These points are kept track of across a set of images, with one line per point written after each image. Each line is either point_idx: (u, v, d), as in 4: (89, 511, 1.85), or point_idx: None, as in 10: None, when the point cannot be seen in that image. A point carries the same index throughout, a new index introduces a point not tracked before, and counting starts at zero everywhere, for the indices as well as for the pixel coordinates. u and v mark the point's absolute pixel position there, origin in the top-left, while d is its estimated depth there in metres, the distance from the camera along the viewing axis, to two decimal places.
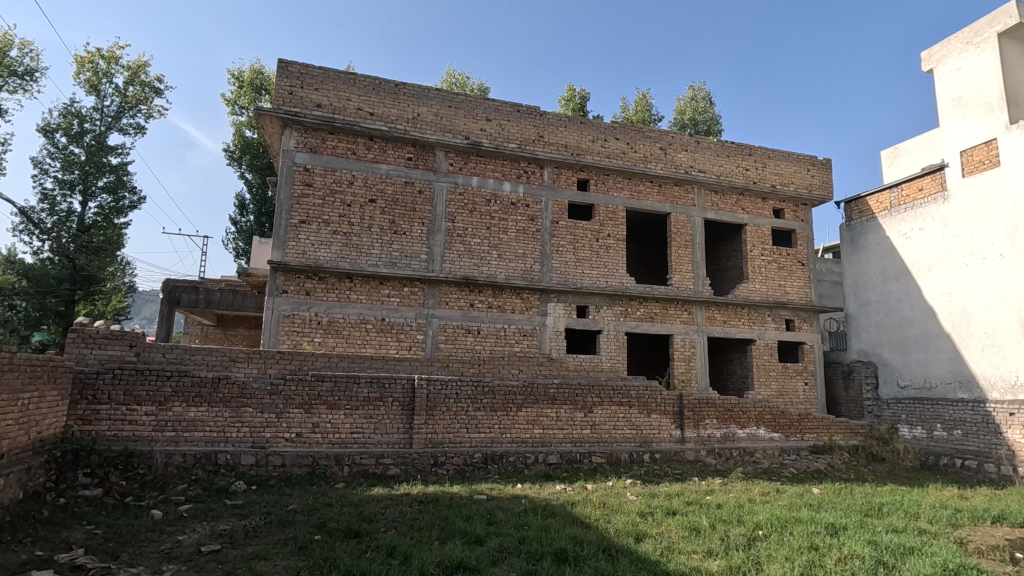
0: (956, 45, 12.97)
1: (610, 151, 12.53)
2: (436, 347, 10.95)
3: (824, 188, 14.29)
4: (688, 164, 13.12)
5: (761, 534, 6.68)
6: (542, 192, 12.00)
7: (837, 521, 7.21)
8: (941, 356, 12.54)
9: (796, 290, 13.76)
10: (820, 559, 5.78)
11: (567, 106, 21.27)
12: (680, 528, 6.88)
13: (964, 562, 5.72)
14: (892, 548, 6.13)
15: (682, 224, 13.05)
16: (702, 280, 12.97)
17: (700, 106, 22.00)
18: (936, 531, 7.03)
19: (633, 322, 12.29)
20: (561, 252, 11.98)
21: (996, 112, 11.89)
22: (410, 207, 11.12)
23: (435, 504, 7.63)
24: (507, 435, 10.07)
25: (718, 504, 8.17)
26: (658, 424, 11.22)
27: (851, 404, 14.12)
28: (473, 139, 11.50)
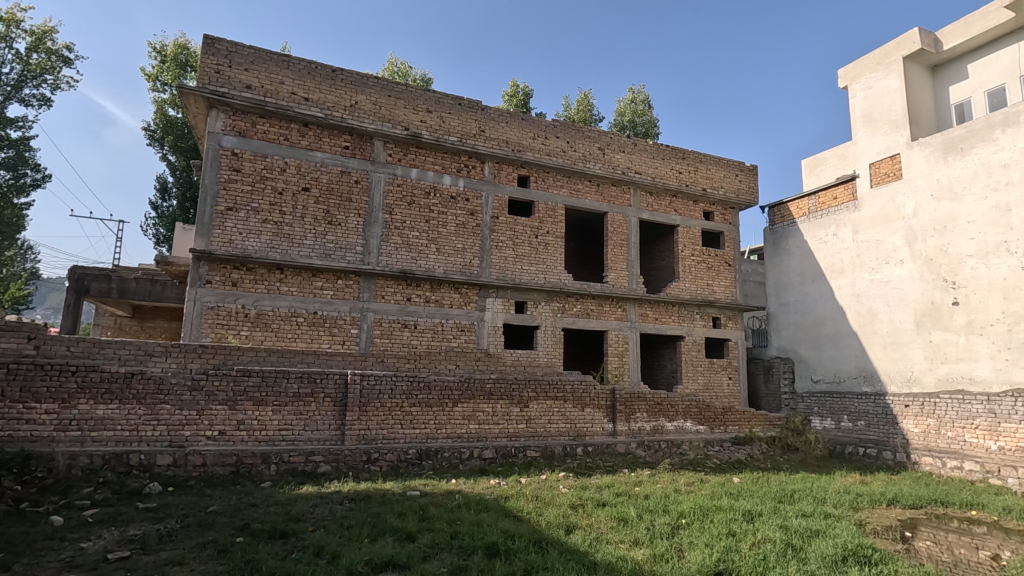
0: (869, 63, 13.96)
1: (550, 149, 12.66)
2: (371, 342, 10.69)
3: (750, 193, 15.08)
4: (625, 165, 13.48)
5: (685, 522, 7.01)
6: (482, 186, 11.98)
7: (753, 508, 7.66)
8: (849, 353, 13.57)
9: (723, 290, 14.46)
10: (736, 544, 6.13)
11: (511, 102, 21.27)
12: (608, 518, 7.09)
13: (862, 543, 6.20)
14: (800, 532, 6.59)
15: (619, 223, 13.39)
16: (636, 278, 13.37)
17: (639, 109, 22.59)
18: (840, 515, 7.62)
19: (570, 318, 12.50)
20: (501, 248, 12.00)
21: (901, 129, 12.92)
22: (347, 197, 10.79)
23: (367, 501, 7.47)
24: (443, 430, 10.05)
25: (646, 495, 8.49)
26: (591, 417, 11.53)
27: (771, 397, 15.06)
28: (414, 130, 11.29)
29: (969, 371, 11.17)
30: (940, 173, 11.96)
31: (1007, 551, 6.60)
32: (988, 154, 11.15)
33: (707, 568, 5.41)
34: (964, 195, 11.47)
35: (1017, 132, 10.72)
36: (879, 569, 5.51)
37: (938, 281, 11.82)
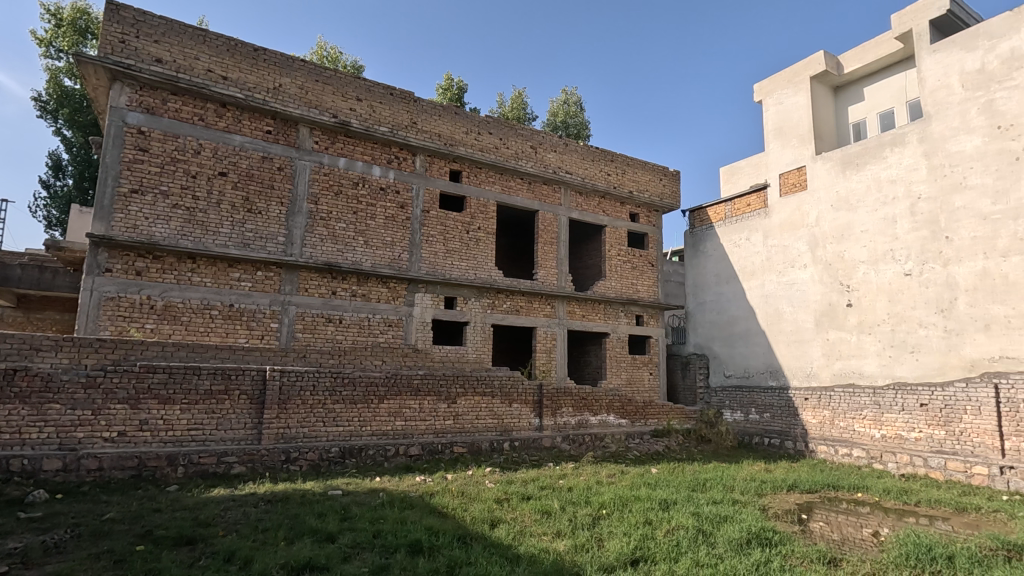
0: (782, 80, 14.97)
1: (483, 145, 12.65)
2: (293, 337, 10.23)
3: (673, 197, 15.79)
4: (557, 164, 13.70)
5: (605, 513, 7.26)
6: (413, 179, 11.77)
7: (668, 497, 8.05)
8: (758, 349, 14.55)
9: (646, 289, 15.06)
10: (652, 532, 6.42)
11: (445, 95, 21.03)
12: (533, 512, 7.21)
13: (764, 526, 6.67)
14: (710, 518, 7.00)
15: (549, 221, 13.60)
16: (565, 275, 13.64)
17: (571, 110, 23.02)
18: (746, 501, 8.16)
19: (499, 315, 12.56)
20: (431, 242, 11.85)
21: (807, 144, 13.97)
22: (268, 184, 10.25)
23: (284, 503, 7.15)
24: (367, 428, 9.81)
25: (570, 487, 8.70)
26: (518, 412, 11.69)
27: (687, 392, 15.89)
28: (342, 118, 10.90)
29: (859, 367, 12.30)
30: (839, 185, 13.05)
31: (886, 527, 7.35)
32: (879, 170, 12.29)
33: (624, 555, 5.63)
34: (859, 207, 12.60)
35: (904, 151, 11.91)
36: (778, 549, 5.95)
37: (835, 284, 12.92)
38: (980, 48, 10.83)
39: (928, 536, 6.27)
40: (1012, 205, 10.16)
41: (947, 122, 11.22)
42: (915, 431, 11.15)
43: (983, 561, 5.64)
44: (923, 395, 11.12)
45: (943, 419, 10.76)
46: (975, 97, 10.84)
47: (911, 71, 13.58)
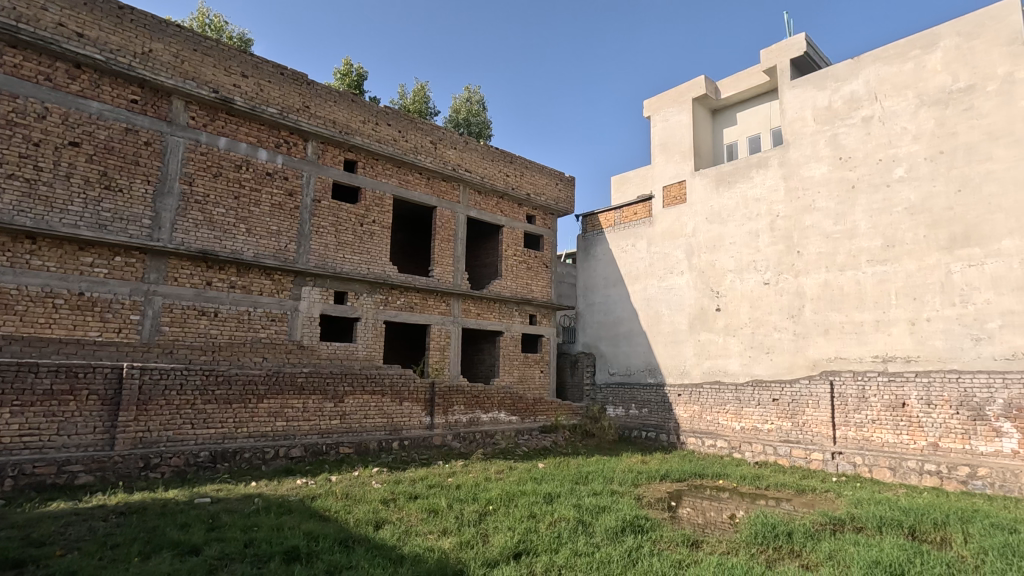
0: (668, 99, 16.11)
1: (381, 136, 12.27)
2: (157, 331, 9.16)
3: (568, 202, 16.39)
4: (456, 162, 13.66)
5: (492, 508, 7.37)
6: (304, 166, 11.14)
7: (553, 490, 8.37)
8: (639, 349, 15.54)
9: (540, 289, 15.47)
10: (535, 525, 6.63)
11: (343, 81, 20.14)
12: (419, 511, 7.14)
13: (638, 514, 7.14)
14: (590, 509, 7.37)
15: (447, 218, 13.53)
16: (461, 274, 13.64)
17: (474, 109, 23.05)
18: (624, 491, 8.70)
19: (393, 311, 12.25)
20: (321, 233, 11.28)
21: (688, 160, 15.16)
22: (132, 160, 9.16)
23: (141, 514, 6.45)
24: (243, 430, 9.19)
25: (458, 484, 8.73)
26: (409, 410, 11.54)
27: (575, 389, 16.60)
28: (224, 94, 10.04)
29: (724, 365, 13.58)
30: (713, 200, 14.31)
31: (740, 510, 8.18)
32: (746, 188, 13.65)
33: (508, 549, 5.75)
34: (729, 221, 13.91)
35: (767, 173, 13.33)
36: (649, 535, 6.40)
37: (707, 290, 14.15)
38: (829, 88, 12.42)
39: (773, 516, 7.08)
40: (848, 227, 11.77)
41: (801, 150, 12.74)
42: (768, 423, 12.52)
43: (815, 536, 6.47)
44: (775, 391, 12.52)
45: (790, 411, 12.19)
46: (823, 131, 12.41)
47: (775, 102, 15.26)
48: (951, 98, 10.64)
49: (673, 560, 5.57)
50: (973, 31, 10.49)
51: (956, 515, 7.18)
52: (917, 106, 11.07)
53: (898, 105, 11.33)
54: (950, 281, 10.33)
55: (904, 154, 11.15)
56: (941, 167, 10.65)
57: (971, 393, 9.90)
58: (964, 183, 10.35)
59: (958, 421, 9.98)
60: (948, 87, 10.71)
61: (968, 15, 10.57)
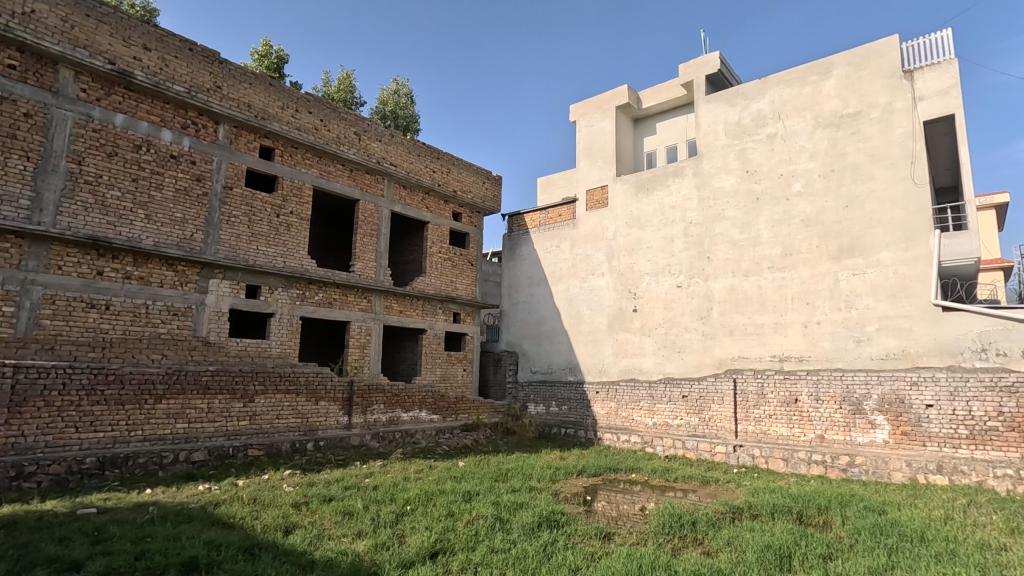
0: (593, 105, 16.58)
1: (301, 123, 11.73)
2: (36, 325, 8.19)
3: (494, 201, 16.45)
4: (381, 155, 13.33)
5: (409, 508, 7.25)
6: (214, 150, 10.42)
7: (472, 489, 8.37)
8: (560, 347, 15.90)
9: (464, 287, 15.42)
10: (453, 524, 6.60)
11: (261, 63, 19.05)
12: (333, 513, 6.89)
13: (554, 509, 7.30)
14: (508, 506, 7.45)
15: (371, 212, 13.16)
16: (384, 269, 13.32)
17: (402, 102, 22.57)
18: (542, 487, 8.86)
19: (310, 307, 11.74)
20: (233, 223, 10.61)
21: (610, 165, 15.69)
22: (8, 132, 8.15)
23: (10, 529, 5.75)
24: (138, 433, 8.52)
25: (375, 485, 8.51)
26: (325, 410, 11.17)
27: (497, 386, 16.81)
28: (123, 67, 9.18)
29: (640, 364, 14.18)
30: (633, 205, 14.90)
31: (651, 502, 8.58)
32: (663, 196, 14.33)
33: (424, 549, 5.68)
34: (647, 226, 14.54)
35: (682, 182, 14.06)
36: (564, 529, 6.56)
37: (626, 292, 14.72)
38: (739, 105, 13.30)
39: (680, 507, 7.48)
40: (752, 235, 12.66)
41: (714, 162, 13.55)
42: (678, 418, 13.21)
43: (716, 524, 6.90)
44: (685, 388, 13.23)
45: (698, 407, 12.93)
46: (733, 145, 13.26)
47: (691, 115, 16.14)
48: (842, 122, 11.73)
49: (586, 553, 5.74)
50: (861, 62, 11.61)
51: (837, 499, 7.92)
52: (813, 127, 12.11)
53: (798, 125, 12.33)
54: (837, 288, 11.39)
55: (802, 170, 12.16)
56: (832, 184, 11.71)
57: (852, 389, 10.96)
58: (851, 200, 11.45)
59: (841, 415, 11.01)
60: (840, 111, 11.79)
61: (857, 48, 11.69)
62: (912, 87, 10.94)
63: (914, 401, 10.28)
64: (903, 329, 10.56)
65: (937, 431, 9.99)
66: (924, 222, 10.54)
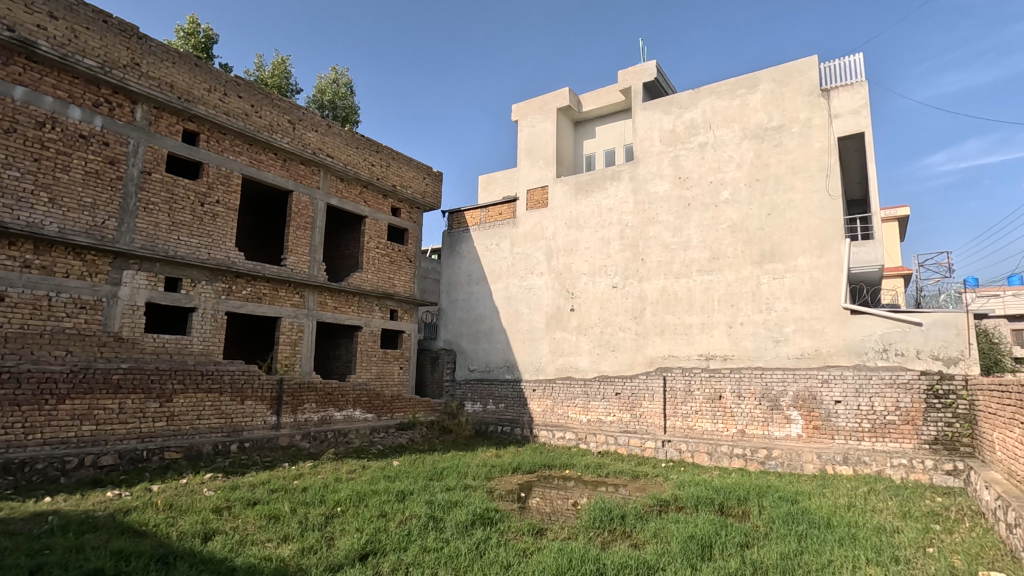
0: (535, 106, 16.73)
1: (229, 108, 11.13)
2: None
3: (434, 197, 16.27)
4: (317, 146, 12.86)
5: (339, 510, 7.04)
6: (130, 131, 9.69)
7: (406, 488, 8.25)
8: (498, 346, 15.96)
9: (402, 284, 15.15)
10: (385, 524, 6.48)
11: (187, 41, 17.91)
12: (258, 518, 6.59)
13: (488, 506, 7.32)
14: (442, 504, 7.40)
15: (305, 204, 12.67)
16: (318, 264, 12.85)
17: (341, 92, 21.86)
18: (477, 485, 8.87)
19: (236, 302, 11.15)
20: (151, 211, 9.91)
21: (551, 166, 15.90)
22: None
23: None
24: (36, 436, 7.82)
25: (304, 487, 8.21)
26: (252, 410, 10.71)
27: (435, 385, 16.67)
28: (25, 35, 8.35)
29: (575, 362, 14.47)
30: (572, 207, 15.18)
31: (584, 497, 8.77)
32: (601, 198, 14.68)
33: (354, 551, 5.54)
34: (585, 227, 14.85)
35: (619, 185, 14.45)
36: (497, 526, 6.59)
37: (563, 291, 14.98)
38: (673, 113, 13.82)
39: (611, 501, 7.69)
40: (683, 239, 13.22)
41: (649, 167, 14.01)
42: (610, 415, 13.58)
43: (644, 517, 7.14)
44: (618, 385, 13.63)
45: (630, 404, 13.35)
46: (667, 152, 13.77)
47: (629, 120, 16.61)
48: (766, 134, 12.44)
49: (518, 549, 5.78)
50: (784, 79, 12.35)
51: (755, 491, 8.41)
52: (741, 138, 12.77)
53: (726, 135, 12.96)
54: (758, 291, 12.08)
55: (729, 179, 12.80)
56: (756, 193, 12.40)
57: (771, 386, 11.65)
58: (773, 208, 12.17)
59: (760, 411, 11.68)
60: (764, 124, 12.50)
61: (781, 65, 12.42)
62: (829, 105, 11.76)
63: (825, 397, 11.06)
64: (816, 330, 11.35)
65: (844, 425, 10.79)
66: (836, 232, 11.37)
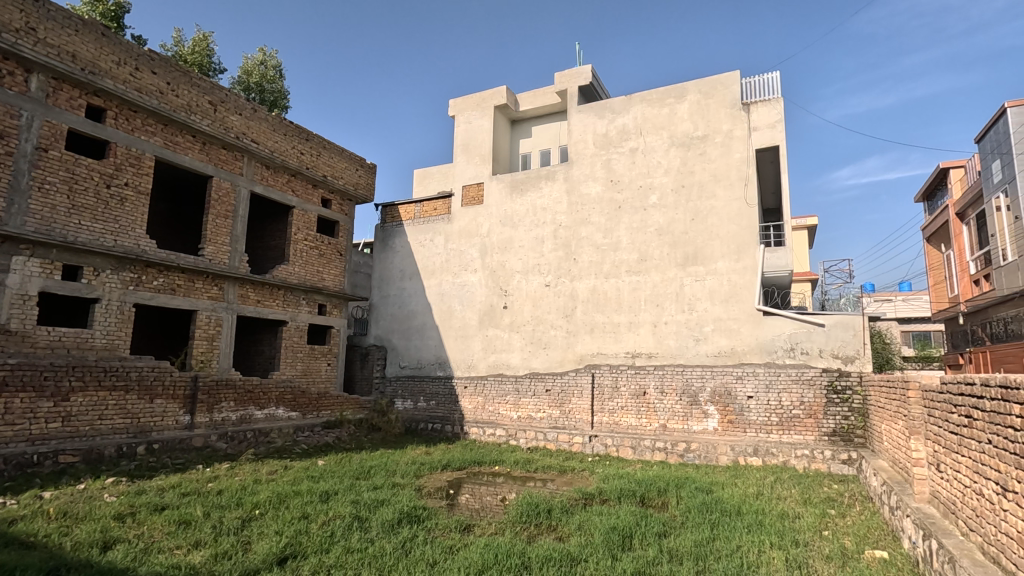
0: (472, 102, 16.68)
1: (142, 84, 10.32)
2: None
3: (367, 189, 15.87)
4: (240, 130, 12.20)
5: (257, 513, 6.73)
6: (24, 103, 8.77)
7: (331, 488, 8.01)
8: (430, 342, 15.82)
9: (332, 278, 14.65)
10: (307, 526, 6.26)
11: (94, 8, 16.44)
12: (166, 524, 6.18)
13: (416, 504, 7.24)
14: (368, 503, 7.25)
15: (226, 191, 11.96)
16: (239, 255, 12.16)
17: (270, 74, 20.82)
18: (406, 483, 8.76)
19: (146, 293, 10.36)
20: (47, 191, 9.01)
21: (487, 164, 15.91)
22: None
23: None
24: None
25: (219, 490, 7.77)
26: (162, 409, 10.03)
27: (364, 382, 16.31)
28: None
29: (507, 359, 14.60)
30: (507, 205, 15.27)
31: (512, 492, 8.88)
32: (536, 197, 14.87)
33: (272, 555, 5.31)
34: (519, 225, 14.98)
35: (553, 186, 14.70)
36: (424, 524, 6.54)
37: (497, 289, 15.06)
38: (606, 118, 14.21)
39: (538, 496, 7.83)
40: (613, 240, 13.64)
41: (582, 169, 14.34)
42: (540, 411, 13.80)
43: (569, 510, 7.32)
44: (548, 382, 13.87)
45: (559, 401, 13.62)
46: (600, 155, 14.15)
47: (564, 122, 16.92)
48: (692, 143, 13.05)
49: (444, 546, 5.77)
50: (709, 92, 13.01)
51: (674, 482, 8.84)
52: (668, 145, 13.33)
53: (656, 142, 13.49)
54: (682, 292, 12.68)
55: (657, 184, 13.33)
56: (681, 198, 13.00)
57: (691, 382, 12.24)
58: (696, 214, 12.79)
59: (681, 406, 12.26)
60: (690, 133, 13.11)
61: (706, 78, 13.07)
62: (748, 118, 12.51)
63: (738, 392, 11.76)
64: (732, 330, 12.07)
65: (755, 419, 11.52)
66: (752, 238, 12.12)
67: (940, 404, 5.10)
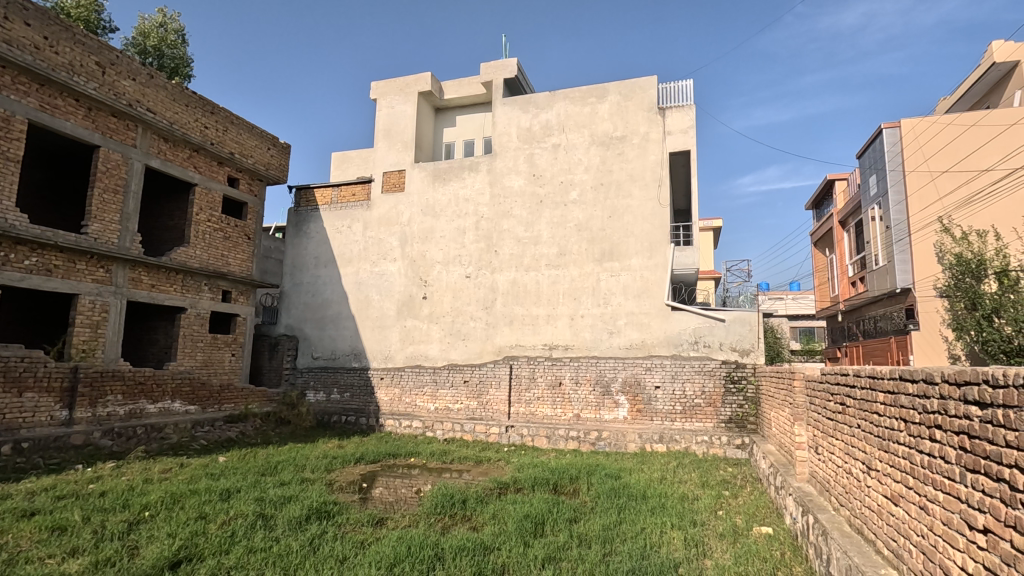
0: (395, 87, 16.19)
1: (13, 37, 9.10)
2: None
3: (279, 170, 15.02)
4: (134, 97, 11.09)
5: (148, 515, 6.20)
6: None
7: (232, 486, 7.54)
8: (346, 333, 15.30)
9: (238, 263, 13.73)
10: (204, 527, 5.85)
11: None
12: (36, 532, 5.54)
13: (326, 500, 6.97)
14: (274, 500, 6.91)
15: (115, 163, 10.83)
16: (130, 234, 11.07)
17: (170, 39, 19.06)
18: (315, 478, 8.42)
19: (15, 274, 9.17)
20: None
21: (408, 151, 15.55)
22: None
23: None
24: None
25: (103, 491, 7.09)
26: (33, 404, 9.00)
27: (272, 373, 15.48)
28: None
29: (425, 350, 14.44)
30: (428, 194, 15.04)
31: (427, 484, 8.82)
32: (458, 188, 14.76)
33: (162, 559, 4.90)
34: (440, 215, 14.81)
35: (475, 176, 14.65)
36: (335, 519, 6.33)
37: (416, 279, 14.83)
38: (530, 112, 14.34)
39: (453, 487, 7.83)
40: (534, 234, 13.85)
41: (506, 162, 14.39)
42: (457, 402, 13.76)
43: (484, 500, 7.38)
44: (466, 373, 13.86)
45: (477, 392, 13.65)
46: (523, 149, 14.27)
47: (488, 113, 16.89)
48: (611, 143, 13.48)
49: (355, 541, 5.61)
50: (628, 94, 13.48)
51: (586, 470, 9.17)
52: (589, 144, 13.69)
53: (577, 139, 13.81)
54: (598, 286, 13.13)
55: (577, 180, 13.67)
56: (600, 196, 13.42)
57: (604, 373, 12.71)
58: (613, 211, 13.26)
59: (594, 396, 12.70)
60: (610, 133, 13.53)
61: (626, 80, 13.52)
62: (663, 122, 13.11)
63: (647, 383, 12.36)
64: (643, 324, 12.67)
65: (661, 408, 12.18)
66: (664, 237, 12.76)
67: (821, 392, 5.64)
